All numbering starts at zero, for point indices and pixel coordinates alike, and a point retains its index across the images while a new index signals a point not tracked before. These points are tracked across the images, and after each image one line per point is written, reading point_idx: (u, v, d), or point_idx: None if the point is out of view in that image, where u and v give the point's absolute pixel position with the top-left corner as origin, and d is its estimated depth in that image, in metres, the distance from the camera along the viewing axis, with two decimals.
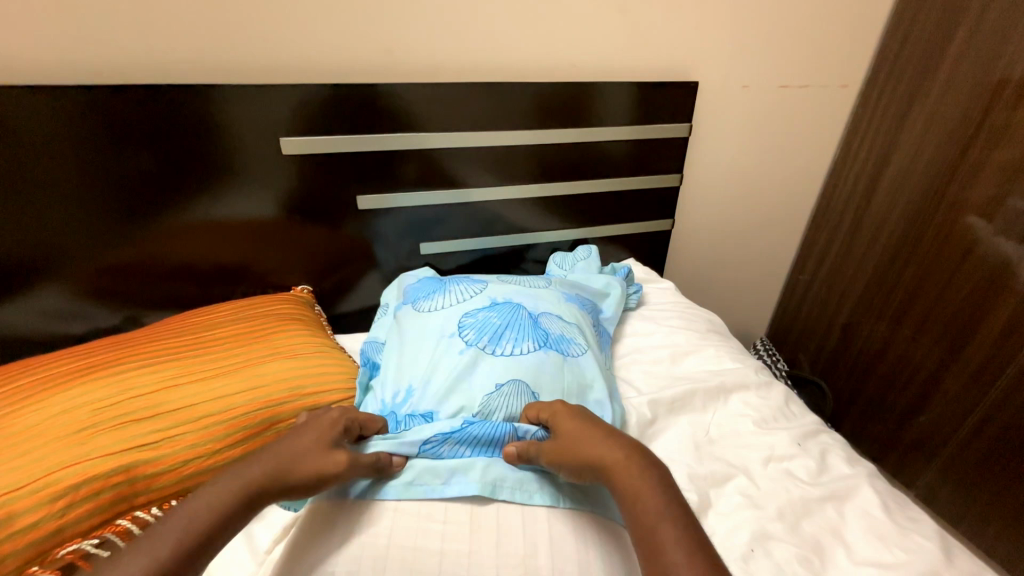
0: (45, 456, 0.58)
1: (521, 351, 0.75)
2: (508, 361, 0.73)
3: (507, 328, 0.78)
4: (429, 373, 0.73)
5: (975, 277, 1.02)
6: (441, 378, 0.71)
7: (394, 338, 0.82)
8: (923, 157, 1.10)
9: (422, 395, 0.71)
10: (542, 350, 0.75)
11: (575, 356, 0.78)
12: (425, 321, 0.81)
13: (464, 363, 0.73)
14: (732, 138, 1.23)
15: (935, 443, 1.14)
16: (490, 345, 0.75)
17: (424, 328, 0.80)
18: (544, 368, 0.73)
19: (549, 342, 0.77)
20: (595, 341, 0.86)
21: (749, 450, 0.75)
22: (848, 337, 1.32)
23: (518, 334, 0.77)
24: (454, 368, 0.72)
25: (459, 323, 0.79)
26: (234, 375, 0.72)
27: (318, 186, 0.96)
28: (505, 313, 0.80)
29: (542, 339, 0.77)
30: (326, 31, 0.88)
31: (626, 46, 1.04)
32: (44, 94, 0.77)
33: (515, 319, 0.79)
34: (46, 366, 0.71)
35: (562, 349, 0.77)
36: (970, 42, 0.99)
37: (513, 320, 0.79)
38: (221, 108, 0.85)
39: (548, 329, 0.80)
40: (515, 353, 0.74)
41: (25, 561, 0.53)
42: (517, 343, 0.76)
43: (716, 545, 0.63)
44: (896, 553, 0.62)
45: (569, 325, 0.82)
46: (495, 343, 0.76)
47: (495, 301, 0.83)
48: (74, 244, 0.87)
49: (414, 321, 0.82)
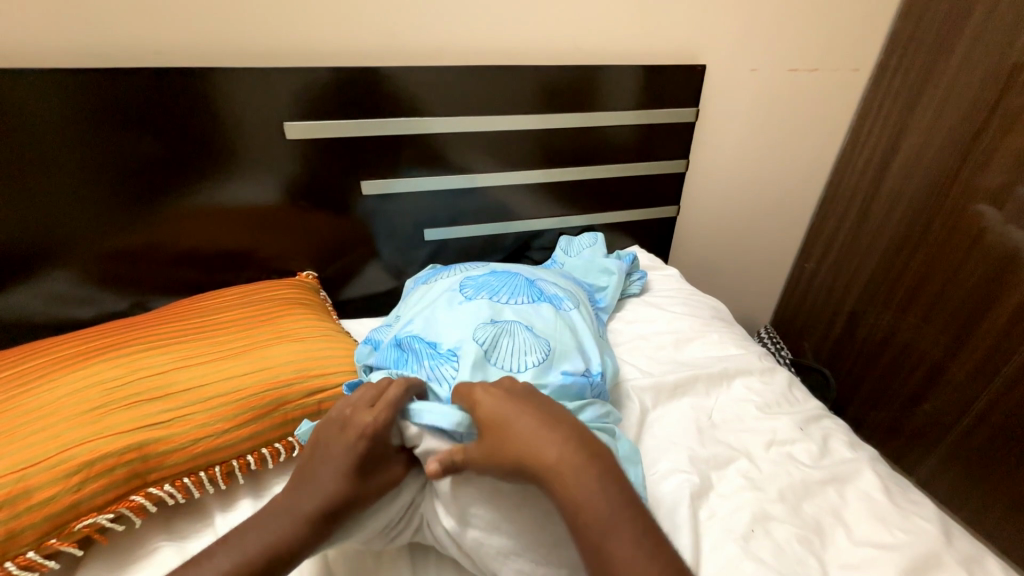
0: (59, 434, 0.59)
1: (517, 303, 0.77)
2: (505, 308, 0.75)
3: (503, 285, 0.80)
4: (430, 320, 0.74)
5: (984, 264, 1.01)
6: (440, 320, 0.73)
7: (402, 308, 0.85)
8: (933, 144, 1.09)
9: (422, 332, 0.72)
10: (536, 302, 0.78)
11: (569, 312, 0.80)
12: (429, 288, 0.85)
13: (463, 309, 0.74)
14: (739, 123, 1.21)
15: (937, 431, 1.15)
16: (489, 295, 0.77)
17: (428, 291, 0.84)
18: (540, 315, 0.75)
19: (543, 297, 0.80)
20: (591, 311, 0.88)
21: (751, 434, 0.76)
22: (852, 325, 1.32)
23: (515, 291, 0.80)
24: (452, 313, 0.74)
25: (460, 282, 0.82)
26: (243, 358, 0.73)
27: (323, 172, 0.96)
28: (502, 276, 0.83)
29: (537, 295, 0.80)
30: (331, 15, 0.87)
31: (633, 29, 1.02)
32: (47, 82, 0.77)
33: (512, 280, 0.82)
34: (60, 347, 0.73)
35: (555, 304, 0.80)
36: (986, 25, 0.97)
37: (510, 281, 0.82)
38: (226, 93, 0.85)
39: (543, 289, 0.82)
40: (511, 304, 0.76)
41: (44, 532, 0.55)
42: (513, 296, 0.78)
43: (716, 524, 0.63)
44: (895, 534, 0.62)
45: (564, 290, 0.86)
46: (492, 295, 0.77)
47: (495, 269, 0.86)
48: (79, 229, 0.88)
49: (422, 290, 0.85)
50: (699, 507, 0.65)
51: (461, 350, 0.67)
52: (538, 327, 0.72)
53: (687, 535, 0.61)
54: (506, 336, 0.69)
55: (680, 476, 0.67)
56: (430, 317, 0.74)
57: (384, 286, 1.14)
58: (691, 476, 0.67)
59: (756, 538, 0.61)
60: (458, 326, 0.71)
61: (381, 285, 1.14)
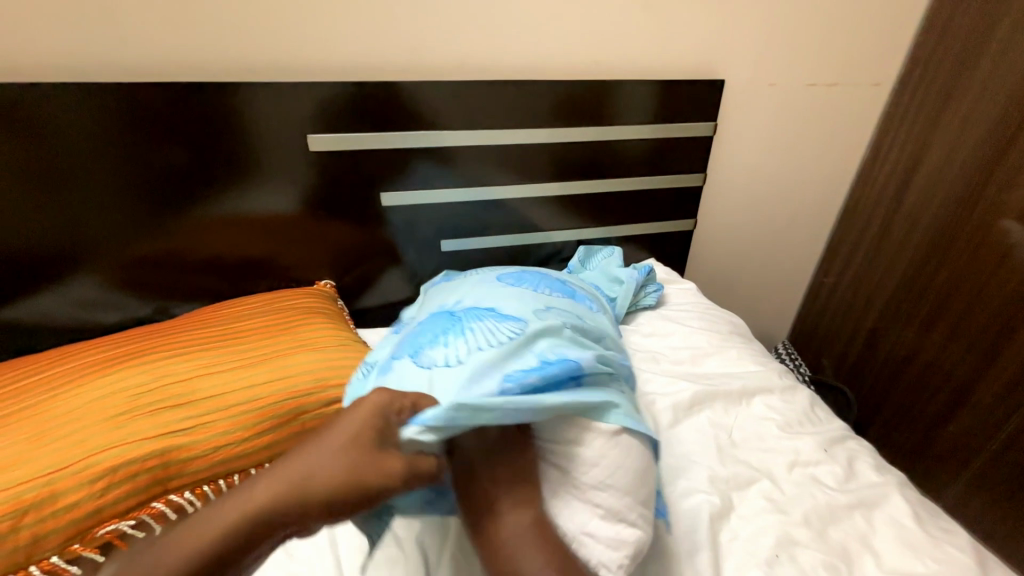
0: (86, 439, 0.60)
1: (556, 293, 0.79)
2: (550, 295, 0.77)
3: (540, 279, 0.81)
4: (482, 298, 0.74)
5: (1013, 282, 0.98)
6: (491, 295, 0.74)
7: (430, 297, 0.86)
8: (958, 159, 1.07)
9: (476, 302, 0.73)
10: (568, 297, 0.79)
11: (594, 312, 0.81)
12: (459, 282, 0.86)
13: (513, 290, 0.76)
14: (758, 137, 1.21)
15: (965, 455, 1.10)
16: (531, 286, 0.78)
17: (468, 280, 0.85)
18: (576, 307, 0.77)
19: (573, 294, 0.81)
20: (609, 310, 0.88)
21: (773, 455, 0.74)
22: (874, 343, 1.29)
23: (550, 283, 0.81)
24: (502, 290, 0.76)
25: (496, 275, 0.83)
26: (263, 366, 0.73)
27: (342, 182, 0.97)
28: (535, 273, 0.84)
29: (569, 290, 0.81)
30: (355, 32, 0.90)
31: (651, 43, 1.03)
32: (83, 94, 0.80)
33: (543, 276, 0.83)
34: (85, 353, 0.74)
35: (582, 302, 0.81)
36: (1012, 39, 0.96)
37: (542, 277, 0.83)
38: (251, 106, 0.87)
39: (571, 287, 0.84)
40: (552, 293, 0.78)
41: (68, 538, 0.56)
42: (552, 289, 0.79)
43: (739, 548, 0.61)
44: (927, 564, 0.60)
45: (585, 292, 0.86)
46: (535, 286, 0.79)
47: (522, 269, 0.87)
48: (107, 236, 0.90)
49: (455, 282, 0.87)
50: (719, 529, 0.64)
51: (521, 322, 0.66)
52: (583, 318, 0.75)
53: (705, 557, 0.59)
54: (563, 318, 0.69)
55: (701, 496, 0.66)
56: (482, 288, 0.78)
57: (399, 295, 1.14)
58: (711, 498, 0.66)
59: (780, 564, 0.60)
60: (513, 303, 0.71)
61: (396, 294, 1.14)
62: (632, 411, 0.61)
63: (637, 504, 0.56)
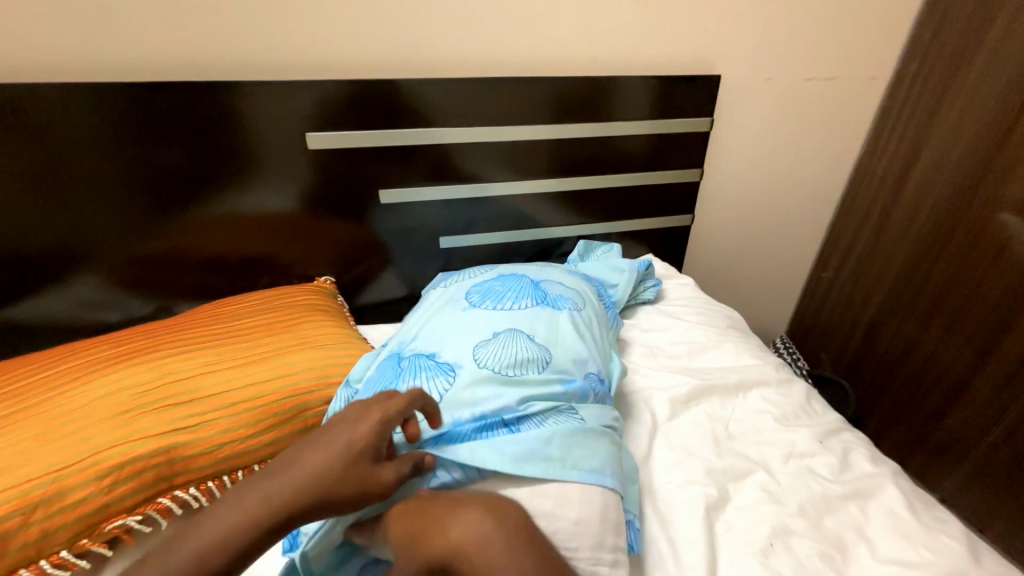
0: (91, 436, 0.61)
1: (519, 307, 0.77)
2: (509, 313, 0.75)
3: (507, 290, 0.81)
4: (433, 334, 0.74)
5: (1010, 274, 0.99)
6: (443, 329, 0.74)
7: (411, 312, 0.87)
8: (955, 153, 1.07)
9: (423, 341, 0.73)
10: (538, 306, 0.78)
11: (573, 314, 0.80)
12: (446, 290, 0.87)
13: (464, 318, 0.75)
14: (756, 131, 1.21)
15: (964, 447, 1.11)
16: (491, 304, 0.78)
17: (434, 301, 0.84)
18: (541, 319, 0.75)
19: (546, 300, 0.80)
20: (598, 306, 0.89)
21: (769, 447, 0.75)
22: (871, 336, 1.30)
23: (518, 293, 0.80)
24: (454, 320, 0.75)
25: (466, 291, 0.83)
26: (265, 364, 0.74)
27: (342, 180, 0.98)
28: (508, 282, 0.83)
29: (540, 298, 0.80)
30: (353, 30, 0.90)
31: (649, 39, 1.03)
32: (84, 95, 0.80)
33: (518, 283, 0.83)
34: (89, 351, 0.75)
35: (559, 306, 0.80)
36: (1009, 32, 0.96)
37: (515, 285, 0.82)
38: (251, 105, 0.87)
39: (547, 291, 0.83)
40: (513, 309, 0.77)
41: (76, 533, 0.57)
42: (517, 301, 0.78)
43: (735, 538, 0.63)
44: (921, 552, 0.61)
45: (571, 292, 0.85)
46: (496, 302, 0.78)
47: (502, 274, 0.87)
48: (109, 236, 0.91)
49: (439, 293, 0.87)
50: (715, 520, 0.65)
51: (459, 367, 0.66)
52: (539, 333, 0.72)
53: (702, 548, 0.60)
54: (508, 347, 0.68)
55: (697, 488, 0.67)
56: (437, 319, 0.77)
57: (400, 292, 1.15)
58: (708, 489, 0.67)
59: (775, 553, 0.61)
60: (458, 340, 0.71)
61: (397, 291, 1.15)
62: (582, 447, 0.60)
63: (610, 540, 0.55)
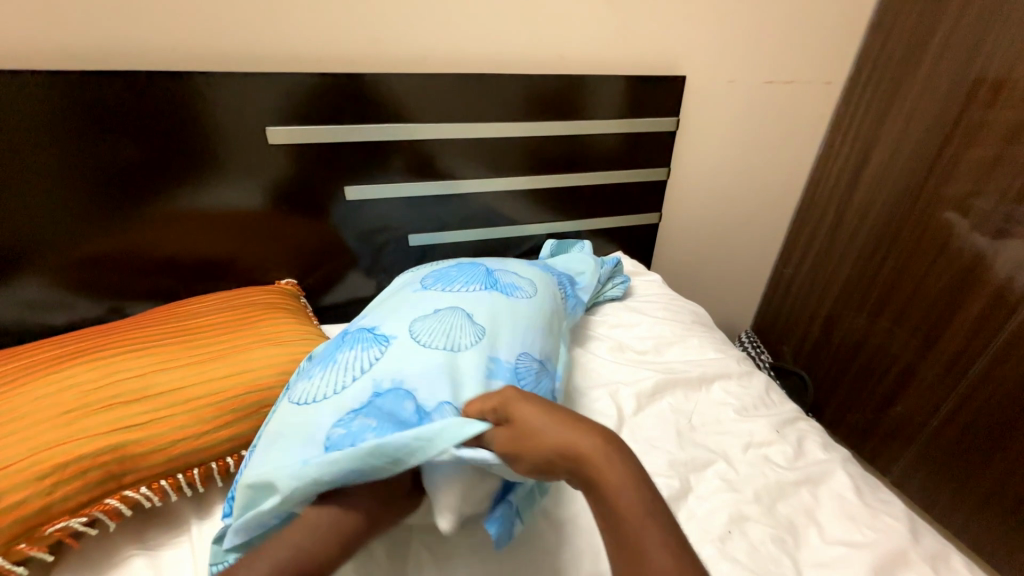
0: (33, 435, 0.58)
1: (468, 290, 0.79)
2: (456, 294, 0.77)
3: (460, 275, 0.83)
4: (380, 313, 0.75)
5: (952, 269, 1.05)
6: (389, 308, 0.76)
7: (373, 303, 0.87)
8: (902, 154, 1.13)
9: (370, 319, 0.74)
10: (487, 290, 0.79)
11: (522, 299, 0.81)
12: (406, 278, 0.88)
13: (413, 298, 0.77)
14: (720, 132, 1.24)
15: (910, 432, 1.17)
16: (442, 287, 0.79)
17: (394, 287, 0.86)
18: (486, 301, 0.76)
19: (495, 286, 0.81)
20: (552, 290, 0.89)
21: (729, 437, 0.77)
22: (829, 329, 1.35)
23: (469, 278, 0.82)
24: (402, 300, 0.77)
25: (422, 277, 0.85)
26: (223, 361, 0.72)
27: (306, 175, 0.96)
28: (463, 269, 0.85)
29: (490, 283, 0.81)
30: (315, 22, 0.88)
31: (615, 39, 1.05)
32: (22, 82, 0.76)
33: (472, 270, 0.85)
34: (32, 353, 0.71)
35: (507, 292, 0.81)
36: (949, 41, 1.02)
37: (468, 271, 0.84)
38: (206, 97, 0.85)
39: (499, 278, 0.84)
40: (460, 291, 0.78)
41: (13, 537, 0.54)
42: (466, 285, 0.80)
43: (695, 526, 0.64)
44: (865, 533, 0.64)
45: (523, 279, 0.86)
46: (446, 286, 0.80)
47: (462, 262, 0.89)
48: (52, 233, 0.86)
49: (400, 281, 0.88)
50: (677, 510, 0.66)
51: (393, 339, 0.67)
52: (480, 313, 0.73)
53: None
54: (442, 322, 0.70)
55: (660, 480, 0.68)
56: (388, 301, 0.79)
57: (367, 290, 1.14)
58: (670, 481, 0.68)
59: (732, 539, 0.63)
60: (398, 318, 0.72)
61: (363, 290, 1.14)
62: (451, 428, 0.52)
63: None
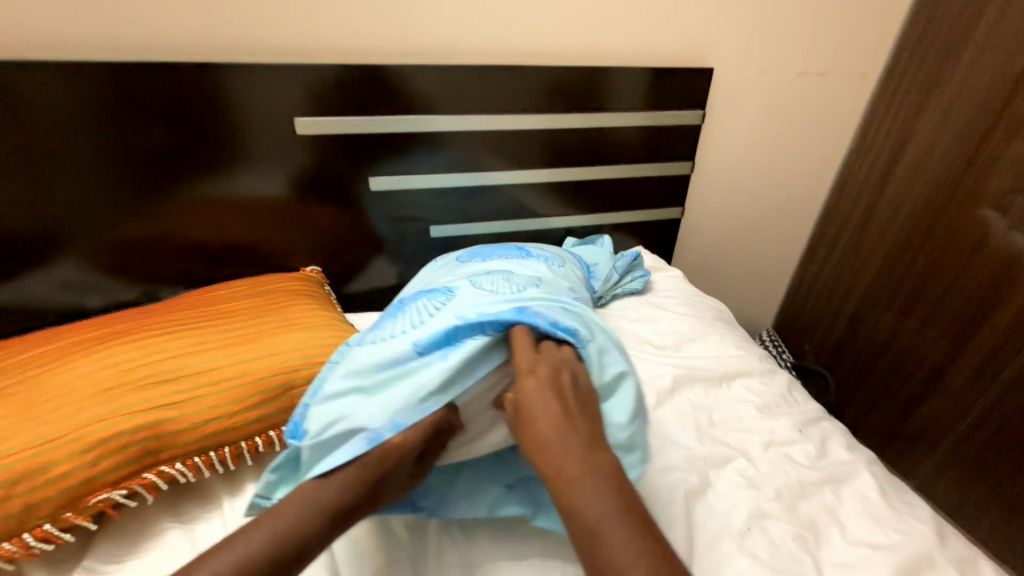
0: (77, 411, 0.61)
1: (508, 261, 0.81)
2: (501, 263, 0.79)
3: (493, 253, 0.85)
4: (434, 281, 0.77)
5: (986, 269, 1.01)
6: (444, 276, 0.78)
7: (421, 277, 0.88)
8: (939, 148, 1.09)
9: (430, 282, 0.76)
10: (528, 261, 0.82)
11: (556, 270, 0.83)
12: (441, 258, 0.90)
13: (466, 267, 0.79)
14: (746, 126, 1.22)
15: (936, 435, 1.14)
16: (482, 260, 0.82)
17: (427, 267, 0.88)
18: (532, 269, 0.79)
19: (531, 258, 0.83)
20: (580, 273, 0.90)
21: (750, 434, 0.76)
22: (854, 329, 1.32)
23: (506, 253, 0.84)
24: (452, 270, 0.79)
25: (458, 253, 0.87)
26: (253, 344, 0.74)
27: (331, 165, 0.97)
28: (495, 247, 0.88)
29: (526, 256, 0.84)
30: (343, 13, 0.89)
31: (641, 30, 1.04)
32: (62, 73, 0.79)
33: (504, 248, 0.87)
34: (74, 332, 0.75)
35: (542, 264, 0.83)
36: (993, 31, 0.98)
37: (502, 248, 0.87)
38: (236, 88, 0.87)
39: (531, 253, 0.86)
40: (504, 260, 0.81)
41: (60, 506, 0.57)
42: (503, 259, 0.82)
43: (714, 521, 0.64)
44: (889, 535, 0.63)
45: (552, 257, 0.88)
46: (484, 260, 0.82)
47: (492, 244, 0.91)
48: (89, 218, 0.90)
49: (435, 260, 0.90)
50: (695, 504, 0.66)
51: (455, 294, 0.68)
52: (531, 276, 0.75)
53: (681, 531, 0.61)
54: (501, 279, 0.72)
55: (679, 474, 0.68)
56: (440, 273, 0.81)
57: (389, 279, 1.15)
58: (688, 476, 0.68)
59: (752, 535, 0.62)
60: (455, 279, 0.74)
61: (385, 280, 1.15)
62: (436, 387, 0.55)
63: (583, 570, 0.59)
